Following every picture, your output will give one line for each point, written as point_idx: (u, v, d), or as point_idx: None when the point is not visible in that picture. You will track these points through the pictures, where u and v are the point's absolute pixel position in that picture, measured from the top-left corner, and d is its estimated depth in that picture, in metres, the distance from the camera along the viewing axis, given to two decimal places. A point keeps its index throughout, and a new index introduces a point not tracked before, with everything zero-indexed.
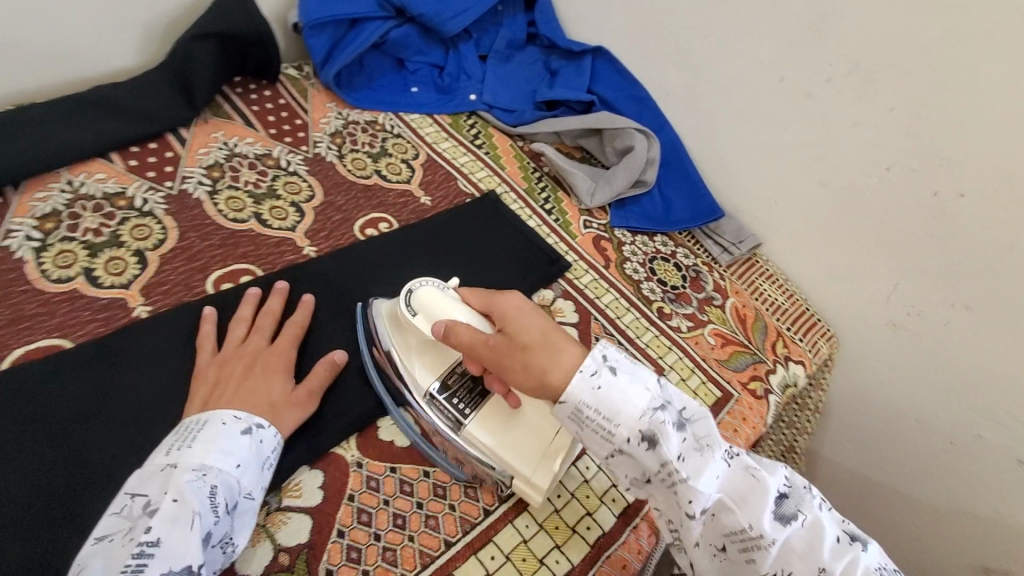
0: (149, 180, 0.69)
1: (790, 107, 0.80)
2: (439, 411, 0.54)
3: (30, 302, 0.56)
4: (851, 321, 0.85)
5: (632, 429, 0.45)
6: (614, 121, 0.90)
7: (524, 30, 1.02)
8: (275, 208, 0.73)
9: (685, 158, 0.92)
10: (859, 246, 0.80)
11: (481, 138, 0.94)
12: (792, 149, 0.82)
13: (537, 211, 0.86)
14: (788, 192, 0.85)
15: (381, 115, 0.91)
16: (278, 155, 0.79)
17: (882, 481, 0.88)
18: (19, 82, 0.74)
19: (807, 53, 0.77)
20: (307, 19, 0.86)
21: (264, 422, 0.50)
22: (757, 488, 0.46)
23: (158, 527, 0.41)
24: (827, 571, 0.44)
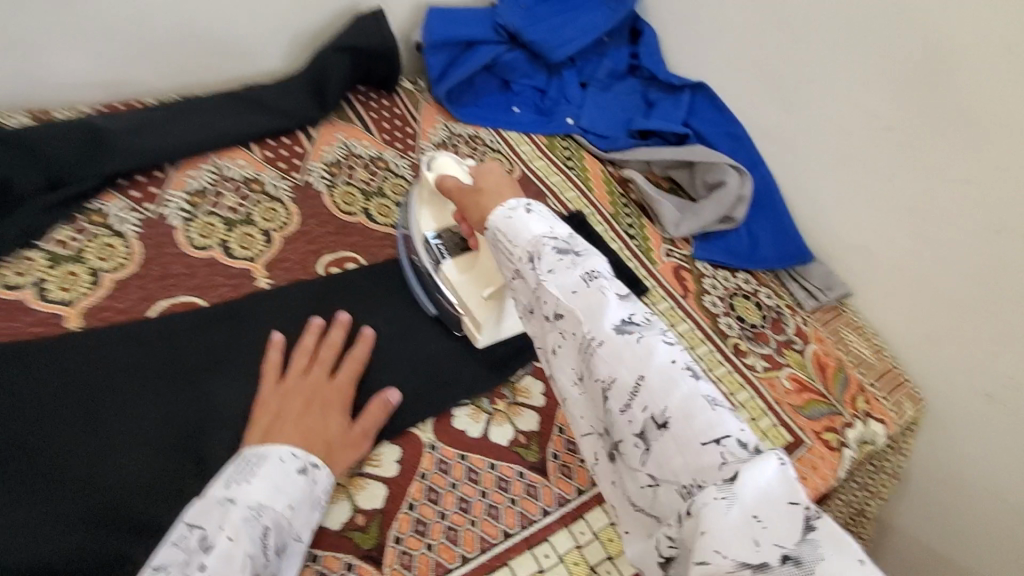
0: (279, 170, 0.78)
1: (894, 157, 0.79)
2: (428, 252, 0.67)
3: (178, 263, 0.65)
4: (941, 387, 0.80)
5: (524, 248, 0.48)
6: (709, 155, 0.90)
7: (626, 62, 1.06)
8: (382, 206, 0.80)
9: (777, 198, 0.91)
10: (956, 308, 0.76)
11: (573, 160, 0.98)
12: (892, 201, 0.80)
13: (620, 234, 0.88)
14: (884, 243, 0.83)
15: (482, 131, 0.97)
16: (389, 159, 0.86)
17: (961, 564, 0.81)
18: (190, 77, 0.87)
19: (918, 105, 0.75)
20: (430, 39, 0.95)
21: (319, 463, 0.51)
22: (604, 302, 0.44)
23: (211, 565, 0.42)
24: (644, 387, 0.40)
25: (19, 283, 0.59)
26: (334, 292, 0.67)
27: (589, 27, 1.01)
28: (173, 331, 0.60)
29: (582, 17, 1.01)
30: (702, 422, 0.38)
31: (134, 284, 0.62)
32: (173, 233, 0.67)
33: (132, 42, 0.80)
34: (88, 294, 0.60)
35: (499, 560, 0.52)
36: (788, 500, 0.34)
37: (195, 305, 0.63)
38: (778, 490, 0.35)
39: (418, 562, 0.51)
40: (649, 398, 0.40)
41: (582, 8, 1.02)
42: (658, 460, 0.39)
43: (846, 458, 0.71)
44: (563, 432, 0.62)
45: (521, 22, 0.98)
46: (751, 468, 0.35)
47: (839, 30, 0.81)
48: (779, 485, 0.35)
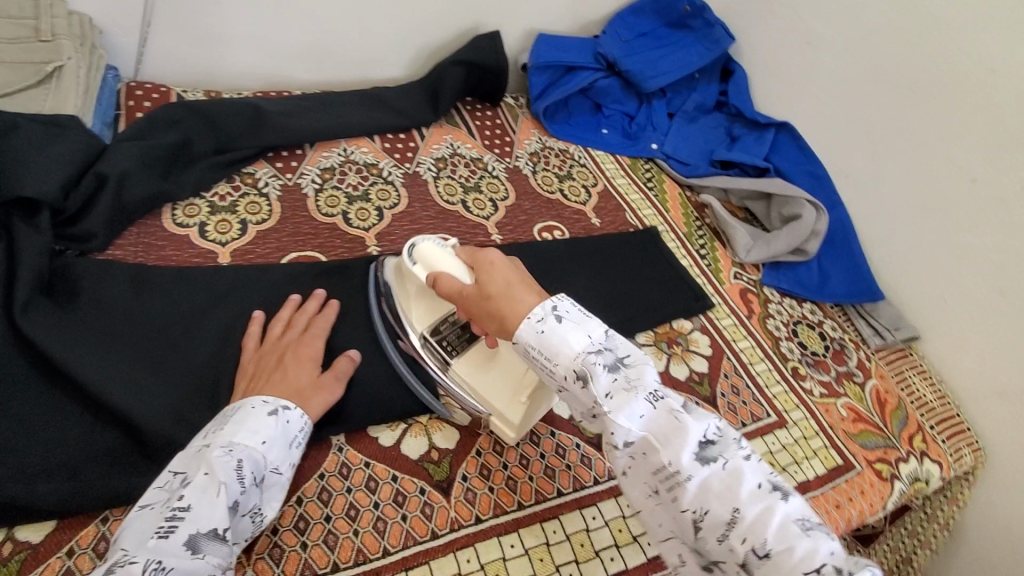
0: (394, 160, 0.90)
1: (979, 207, 0.80)
2: (431, 353, 0.62)
3: (308, 225, 0.77)
4: (1007, 444, 0.79)
5: (569, 367, 0.50)
6: (789, 190, 0.94)
7: (714, 98, 1.13)
8: (477, 200, 0.90)
9: (852, 238, 0.93)
10: None
11: (653, 181, 1.04)
12: (971, 251, 0.82)
13: (691, 252, 0.93)
14: (959, 293, 0.83)
15: (572, 147, 1.06)
16: (487, 161, 0.97)
17: None
18: (327, 74, 1.01)
19: (1006, 160, 0.77)
20: (535, 61, 1.06)
21: (291, 405, 0.54)
22: (679, 427, 0.47)
23: (190, 494, 0.45)
24: (739, 512, 0.44)
25: (186, 223, 0.73)
26: None
27: (682, 64, 1.09)
28: (298, 277, 0.70)
29: (677, 55, 1.10)
30: (802, 550, 0.42)
31: (272, 236, 0.74)
32: (306, 199, 0.80)
33: (291, 41, 0.95)
34: (237, 239, 0.73)
35: (551, 513, 0.58)
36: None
37: (315, 259, 0.74)
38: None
39: (480, 499, 0.57)
40: (747, 529, 0.43)
41: (677, 45, 1.11)
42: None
43: (896, 491, 0.72)
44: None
45: (619, 53, 1.08)
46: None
47: (931, 82, 0.85)
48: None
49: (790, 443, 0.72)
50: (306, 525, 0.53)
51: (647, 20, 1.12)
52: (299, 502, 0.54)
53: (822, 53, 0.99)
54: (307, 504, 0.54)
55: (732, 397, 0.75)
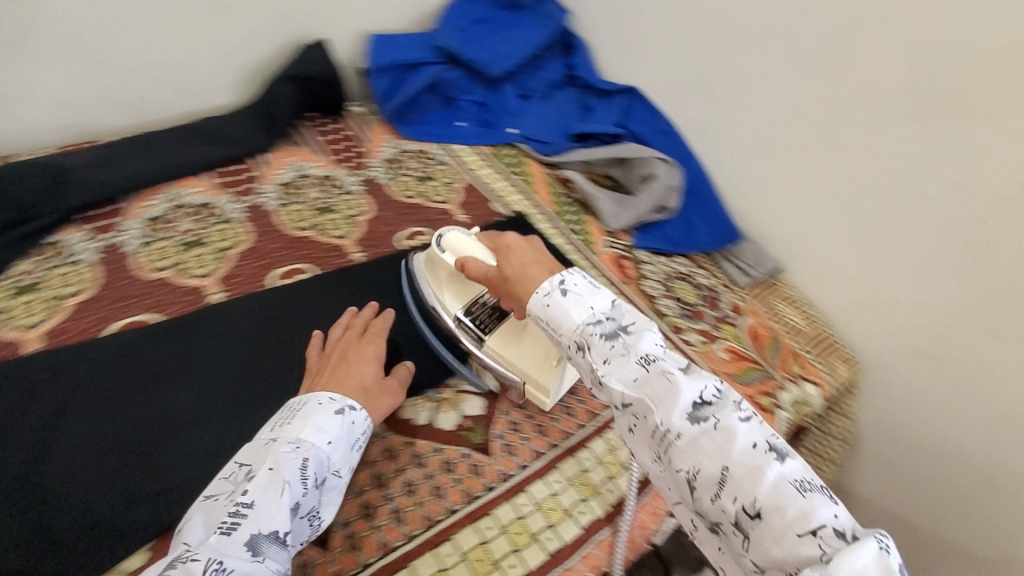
0: (232, 195, 0.83)
1: (808, 139, 0.85)
2: (466, 332, 0.69)
3: (135, 286, 0.70)
4: (874, 349, 0.86)
5: (571, 337, 0.53)
6: (640, 150, 0.97)
7: (562, 72, 1.14)
8: (332, 220, 0.84)
9: (708, 189, 0.96)
10: (880, 274, 0.82)
11: (517, 166, 1.03)
12: (810, 178, 0.87)
13: (563, 230, 0.93)
14: (808, 220, 0.89)
15: (429, 147, 1.03)
16: (340, 177, 0.92)
17: (923, 522, 0.86)
18: (140, 117, 0.92)
19: (821, 88, 0.82)
20: (374, 64, 1.03)
21: (355, 405, 0.59)
22: (673, 388, 0.47)
23: (253, 490, 0.48)
24: (728, 470, 0.43)
25: None
26: (286, 302, 0.72)
27: (523, 44, 1.09)
28: (126, 349, 0.64)
29: (516, 36, 1.09)
30: (795, 511, 0.41)
31: (93, 306, 0.67)
32: (126, 257, 0.72)
33: (84, 88, 0.85)
34: (50, 319, 0.65)
35: (443, 536, 0.58)
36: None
37: (149, 322, 0.67)
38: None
39: (365, 542, 0.56)
40: (737, 488, 0.42)
41: (515, 27, 1.10)
42: (758, 548, 0.42)
43: (781, 420, 0.76)
44: (506, 414, 0.69)
45: (457, 43, 1.06)
46: (853, 560, 0.37)
47: (746, 27, 0.89)
48: (879, 571, 0.37)
49: None
50: None
51: (481, 6, 1.11)
52: None
53: (649, 15, 1.02)
54: None
55: None
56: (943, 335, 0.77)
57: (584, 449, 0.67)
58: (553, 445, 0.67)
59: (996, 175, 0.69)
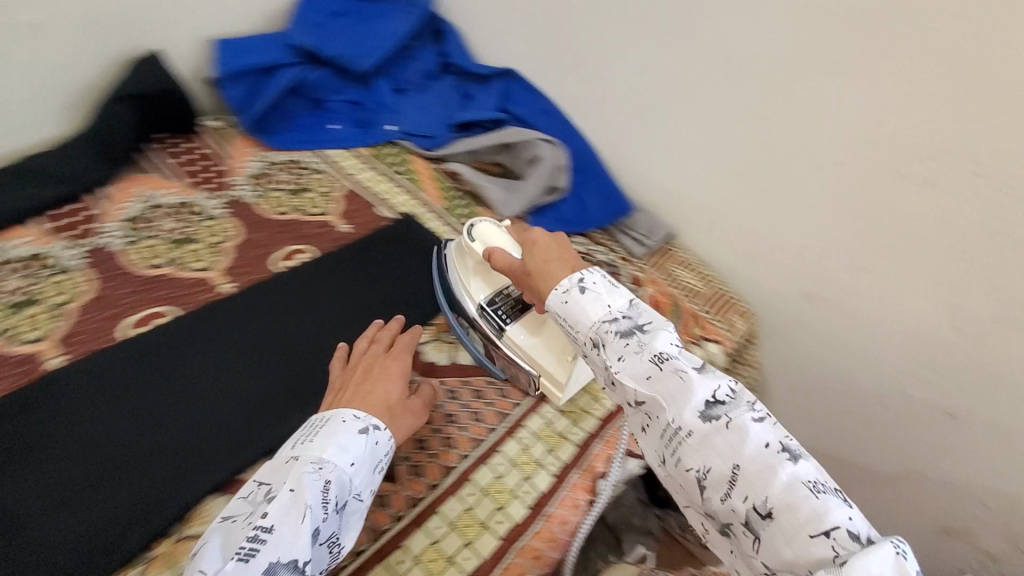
0: (66, 241, 0.75)
1: (679, 103, 0.86)
2: (487, 321, 0.71)
3: None
4: (767, 299, 0.89)
5: (586, 334, 0.55)
6: (522, 133, 0.94)
7: (437, 61, 1.09)
8: (194, 252, 0.77)
9: (595, 163, 0.96)
10: (765, 226, 0.84)
11: (401, 164, 0.98)
12: (687, 141, 0.88)
13: (455, 225, 0.90)
14: (692, 183, 0.90)
15: (302, 155, 0.96)
16: (199, 202, 0.83)
17: (838, 455, 0.89)
18: None
19: (684, 50, 0.82)
20: (223, 72, 0.93)
21: (380, 425, 0.58)
22: (685, 386, 0.49)
23: (272, 514, 0.48)
24: (739, 468, 0.45)
25: None
26: (146, 352, 0.66)
27: (388, 34, 1.02)
28: None
29: (380, 27, 1.03)
30: (807, 511, 0.42)
31: None
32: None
33: None
34: None
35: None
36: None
37: None
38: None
39: None
40: (748, 487, 0.44)
41: (378, 17, 1.04)
42: (767, 548, 0.44)
43: None
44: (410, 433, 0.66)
45: (315, 40, 0.98)
46: (868, 562, 0.38)
47: None
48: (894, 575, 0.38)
49: None
50: None
51: None
52: None
53: None
54: None
55: None
56: (825, 277, 0.81)
57: (496, 454, 0.66)
58: (463, 456, 0.66)
59: (848, 118, 0.71)
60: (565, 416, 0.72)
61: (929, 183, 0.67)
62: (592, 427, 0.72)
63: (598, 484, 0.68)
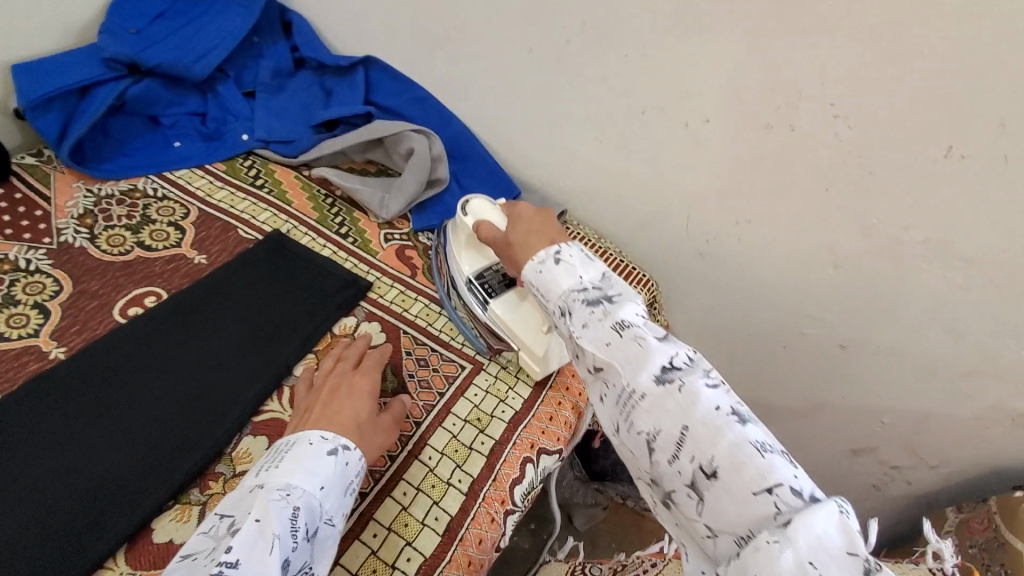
0: None
1: (545, 76, 0.82)
2: (473, 293, 0.77)
3: None
4: (665, 263, 0.89)
5: (556, 301, 0.57)
6: (391, 126, 0.89)
7: (289, 56, 1.01)
8: (15, 316, 0.72)
9: (476, 146, 0.93)
10: (651, 192, 0.83)
11: (261, 176, 0.94)
12: (560, 115, 0.85)
13: (330, 236, 0.88)
14: (574, 157, 0.88)
15: (141, 181, 0.90)
16: (16, 256, 0.78)
17: (750, 397, 0.94)
18: None
19: (539, 20, 0.78)
20: (25, 101, 0.84)
21: (348, 446, 0.59)
22: (643, 352, 0.50)
23: (237, 548, 0.47)
24: (688, 431, 0.46)
25: None
26: None
27: (223, 32, 0.94)
28: None
29: (211, 26, 0.94)
30: (754, 472, 0.43)
31: None
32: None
33: None
34: None
35: None
36: (848, 553, 0.38)
37: None
38: (836, 540, 0.39)
39: None
40: (695, 449, 0.45)
41: (209, 14, 0.95)
42: (711, 510, 0.44)
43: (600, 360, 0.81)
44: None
45: (132, 50, 0.90)
46: (811, 521, 0.39)
47: None
48: (835, 534, 0.39)
49: (485, 387, 0.76)
50: None
51: None
52: None
53: None
54: None
55: (421, 372, 0.75)
56: (711, 233, 0.81)
57: (400, 484, 0.66)
58: (364, 493, 0.65)
59: (708, 75, 0.70)
60: (470, 424, 0.72)
61: (793, 129, 0.67)
62: (501, 433, 0.72)
63: (514, 491, 0.69)
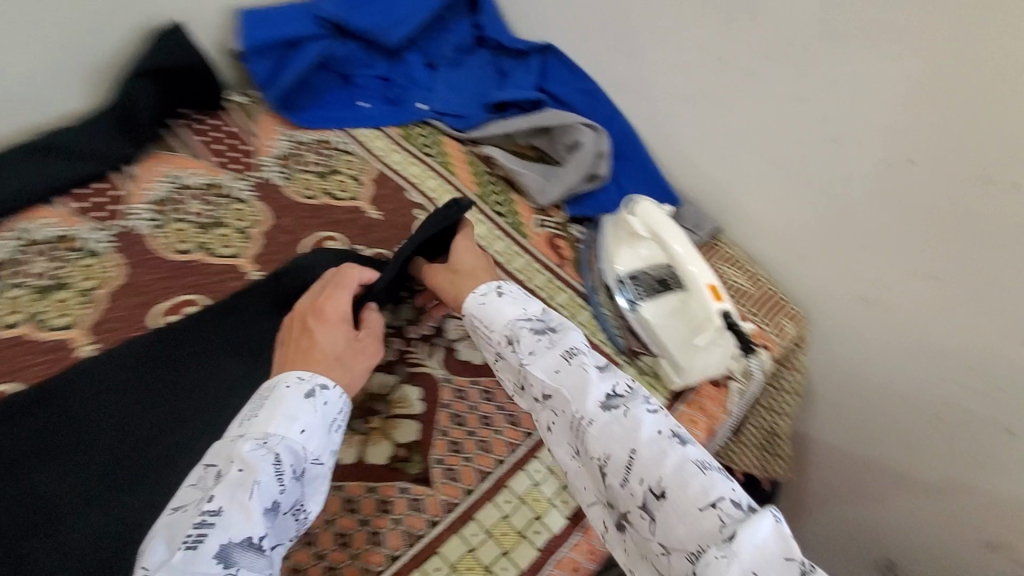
0: (234, 172, 0.81)
1: (728, 89, 0.81)
2: None
3: (160, 268, 0.69)
4: (815, 303, 0.85)
5: (504, 334, 0.57)
6: (560, 117, 0.87)
7: (471, 34, 1.01)
8: (340, 182, 0.84)
9: (640, 149, 0.91)
10: (823, 223, 0.79)
11: (432, 146, 0.92)
12: (736, 128, 0.82)
13: (488, 213, 0.85)
14: (744, 175, 0.85)
15: (330, 134, 0.90)
16: (332, 140, 0.89)
17: (880, 462, 0.86)
18: (25, 112, 0.78)
19: (738, 30, 0.76)
20: (249, 44, 0.87)
21: (326, 383, 0.54)
22: (587, 380, 0.50)
23: (218, 497, 0.45)
24: (637, 451, 0.45)
25: (12, 321, 0.62)
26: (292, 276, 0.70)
27: (421, 2, 0.94)
28: (173, 332, 0.63)
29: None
30: (699, 489, 0.42)
31: (125, 294, 0.66)
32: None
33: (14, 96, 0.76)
34: (88, 313, 0.64)
35: (500, 483, 0.59)
36: (785, 558, 0.38)
37: (199, 302, 0.68)
38: (773, 543, 0.39)
39: (428, 503, 0.56)
40: (643, 470, 0.44)
41: None
42: (663, 530, 0.43)
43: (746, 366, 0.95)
44: (445, 435, 0.61)
45: (344, 11, 0.91)
46: (751, 530, 0.39)
47: None
48: (773, 538, 0.39)
49: None
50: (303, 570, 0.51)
51: None
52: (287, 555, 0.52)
53: None
54: (296, 553, 0.52)
55: None
56: (885, 277, 0.75)
57: None
58: None
59: (923, 114, 0.65)
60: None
61: (1017, 189, 0.61)
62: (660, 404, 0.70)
63: None
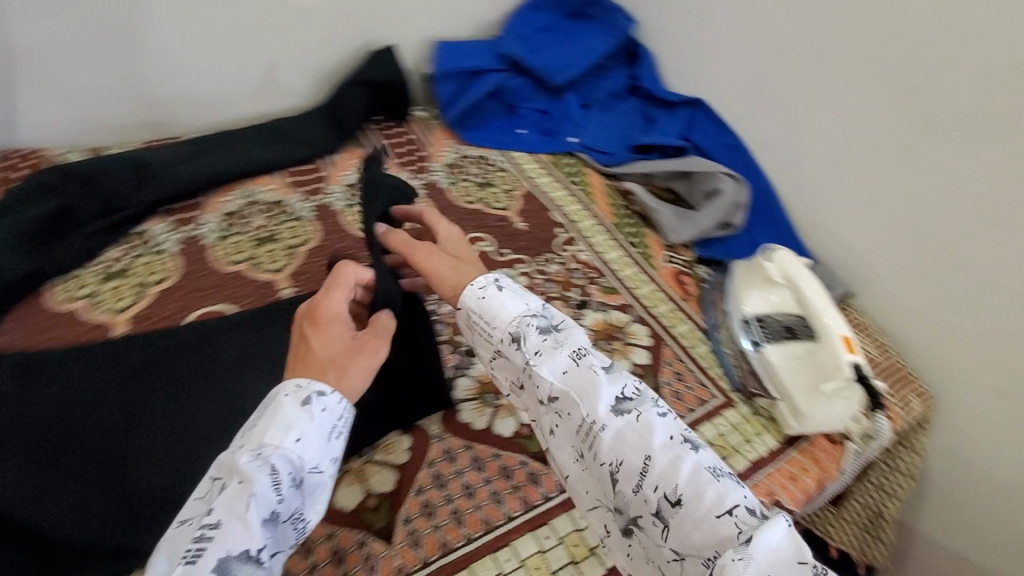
0: (411, 172, 0.95)
1: (879, 158, 0.84)
2: None
3: (346, 239, 0.82)
4: (946, 384, 0.82)
5: (505, 330, 0.54)
6: (703, 164, 0.93)
7: (625, 83, 1.11)
8: (494, 194, 0.95)
9: (775, 206, 0.95)
10: (968, 301, 0.78)
11: (577, 176, 1.01)
12: (883, 197, 0.84)
13: (621, 241, 0.92)
14: (885, 244, 0.86)
15: (489, 153, 1.02)
16: (492, 158, 1.02)
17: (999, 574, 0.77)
18: (270, 101, 0.97)
19: (899, 105, 0.81)
20: (440, 70, 1.02)
21: (326, 389, 0.47)
22: (596, 384, 0.50)
23: (217, 509, 0.41)
24: (652, 458, 0.46)
25: (236, 259, 0.77)
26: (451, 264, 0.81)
27: (589, 51, 1.07)
28: None
29: (582, 41, 1.07)
30: (712, 495, 0.44)
31: (318, 254, 0.80)
32: (206, 249, 0.77)
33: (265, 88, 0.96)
34: (289, 263, 0.78)
35: None
36: (799, 561, 0.39)
37: None
38: (789, 549, 0.40)
39: (544, 479, 0.62)
40: (659, 478, 0.45)
41: (584, 36, 1.08)
42: (677, 535, 0.44)
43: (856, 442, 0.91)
44: None
45: (522, 51, 1.05)
46: (769, 533, 0.40)
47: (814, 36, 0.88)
48: (790, 545, 0.40)
49: None
50: (432, 508, 0.58)
51: (545, 14, 1.09)
52: (420, 491, 0.59)
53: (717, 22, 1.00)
54: (427, 491, 0.59)
55: None
56: None
57: None
58: None
59: None
60: (738, 431, 0.72)
61: None
62: (773, 445, 0.72)
63: None
